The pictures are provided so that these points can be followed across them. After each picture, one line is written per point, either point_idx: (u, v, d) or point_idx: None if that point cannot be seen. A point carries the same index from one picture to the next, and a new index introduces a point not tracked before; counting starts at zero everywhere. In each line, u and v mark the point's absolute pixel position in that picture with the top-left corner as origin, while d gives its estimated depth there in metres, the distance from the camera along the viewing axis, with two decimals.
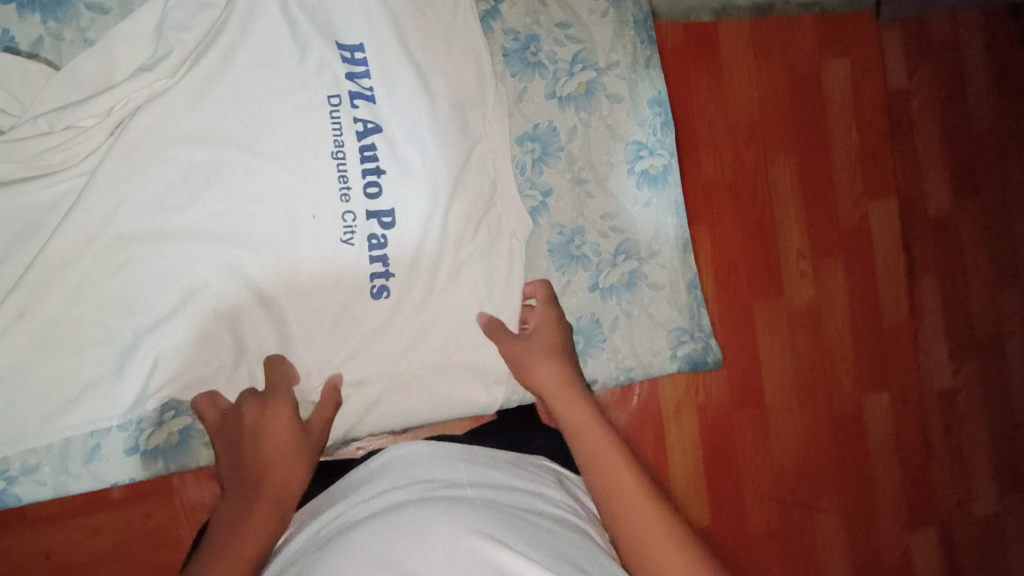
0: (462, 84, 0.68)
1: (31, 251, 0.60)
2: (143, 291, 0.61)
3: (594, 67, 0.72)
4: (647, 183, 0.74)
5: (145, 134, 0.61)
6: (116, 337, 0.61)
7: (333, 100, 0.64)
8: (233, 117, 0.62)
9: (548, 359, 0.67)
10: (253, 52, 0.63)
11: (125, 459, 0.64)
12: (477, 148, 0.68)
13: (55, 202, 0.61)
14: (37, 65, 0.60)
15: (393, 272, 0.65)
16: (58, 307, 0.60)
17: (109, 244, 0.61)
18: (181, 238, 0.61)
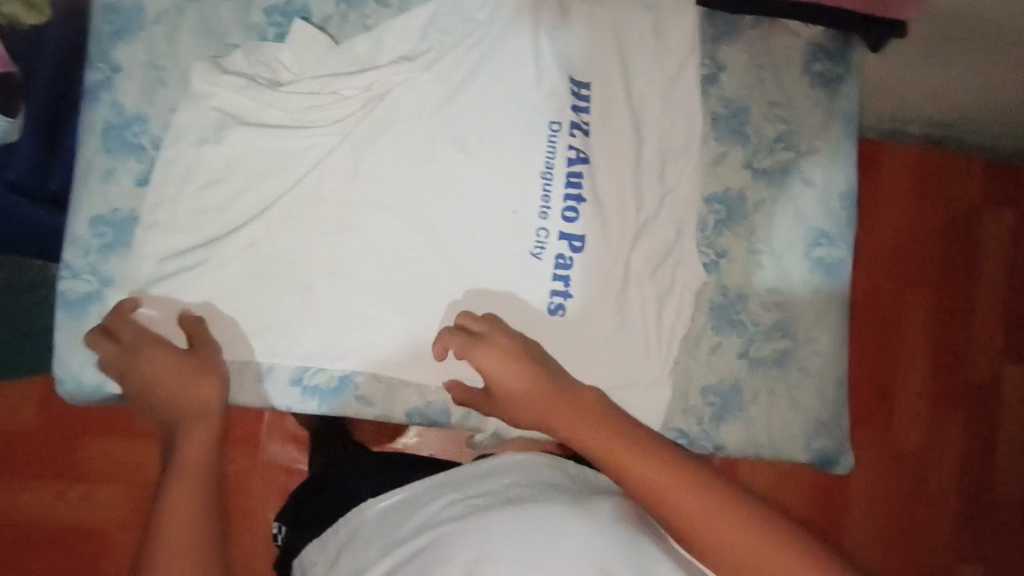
0: (671, 138, 0.73)
1: (273, 189, 0.69)
2: (351, 248, 0.69)
3: (795, 149, 0.74)
4: (820, 270, 0.75)
5: (391, 116, 0.69)
6: (315, 285, 0.68)
7: (553, 128, 0.71)
8: (467, 123, 0.70)
9: (507, 384, 0.62)
10: (498, 70, 0.70)
11: (289, 390, 0.69)
12: (670, 197, 0.73)
13: (302, 153, 0.69)
14: (322, 37, 0.69)
15: (572, 292, 0.71)
16: (280, 242, 0.68)
17: (336, 201, 0.69)
18: (400, 214, 0.69)
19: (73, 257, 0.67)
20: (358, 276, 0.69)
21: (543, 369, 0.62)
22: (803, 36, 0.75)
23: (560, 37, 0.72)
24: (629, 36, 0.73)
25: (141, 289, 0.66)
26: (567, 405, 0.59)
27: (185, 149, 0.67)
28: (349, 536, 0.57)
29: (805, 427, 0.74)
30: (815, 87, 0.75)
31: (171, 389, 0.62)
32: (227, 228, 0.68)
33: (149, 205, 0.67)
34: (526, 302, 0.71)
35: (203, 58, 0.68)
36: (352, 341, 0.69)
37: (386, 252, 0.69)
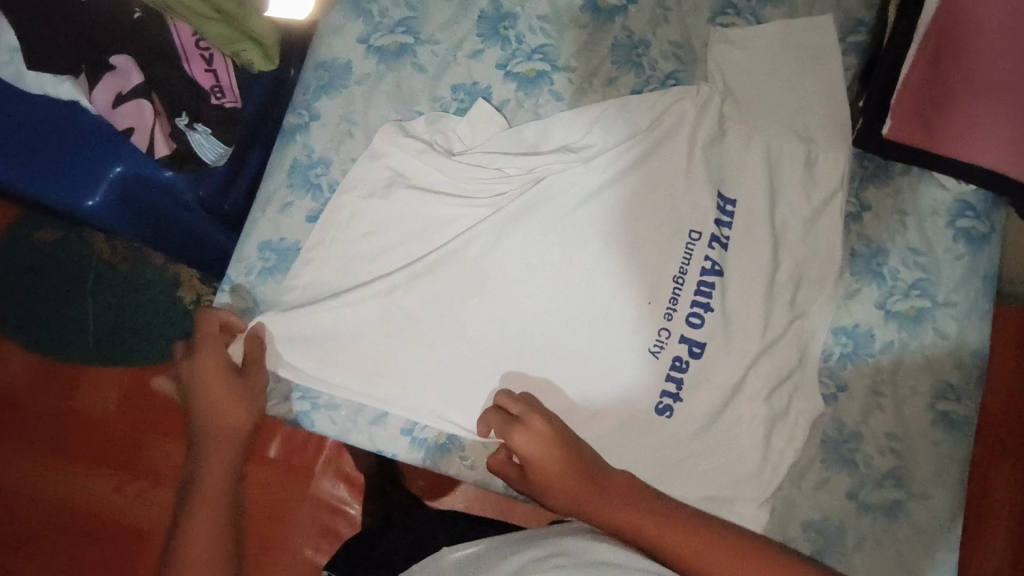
0: (807, 265, 0.74)
1: (424, 246, 0.73)
2: (482, 314, 0.72)
3: (931, 298, 0.74)
4: (945, 424, 0.72)
5: (546, 198, 0.73)
6: (441, 341, 0.71)
7: (694, 236, 0.73)
8: (615, 217, 0.74)
9: (540, 465, 0.63)
10: (652, 173, 0.74)
11: (397, 437, 0.71)
12: (796, 322, 0.73)
13: (458, 218, 0.73)
14: (498, 118, 0.75)
15: (682, 397, 0.71)
16: (416, 296, 0.71)
17: (478, 267, 0.72)
18: (534, 289, 0.73)
19: (237, 273, 0.72)
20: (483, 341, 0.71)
21: (563, 442, 0.64)
22: (950, 191, 0.76)
23: (714, 155, 0.76)
24: (781, 165, 0.76)
25: (281, 317, 0.69)
26: (599, 490, 0.62)
27: (355, 197, 0.72)
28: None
29: None
30: (957, 241, 0.75)
31: (210, 400, 0.66)
32: (371, 273, 0.72)
33: (311, 242, 0.71)
34: (639, 399, 0.71)
35: (389, 121, 0.74)
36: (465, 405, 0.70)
37: (514, 325, 0.72)
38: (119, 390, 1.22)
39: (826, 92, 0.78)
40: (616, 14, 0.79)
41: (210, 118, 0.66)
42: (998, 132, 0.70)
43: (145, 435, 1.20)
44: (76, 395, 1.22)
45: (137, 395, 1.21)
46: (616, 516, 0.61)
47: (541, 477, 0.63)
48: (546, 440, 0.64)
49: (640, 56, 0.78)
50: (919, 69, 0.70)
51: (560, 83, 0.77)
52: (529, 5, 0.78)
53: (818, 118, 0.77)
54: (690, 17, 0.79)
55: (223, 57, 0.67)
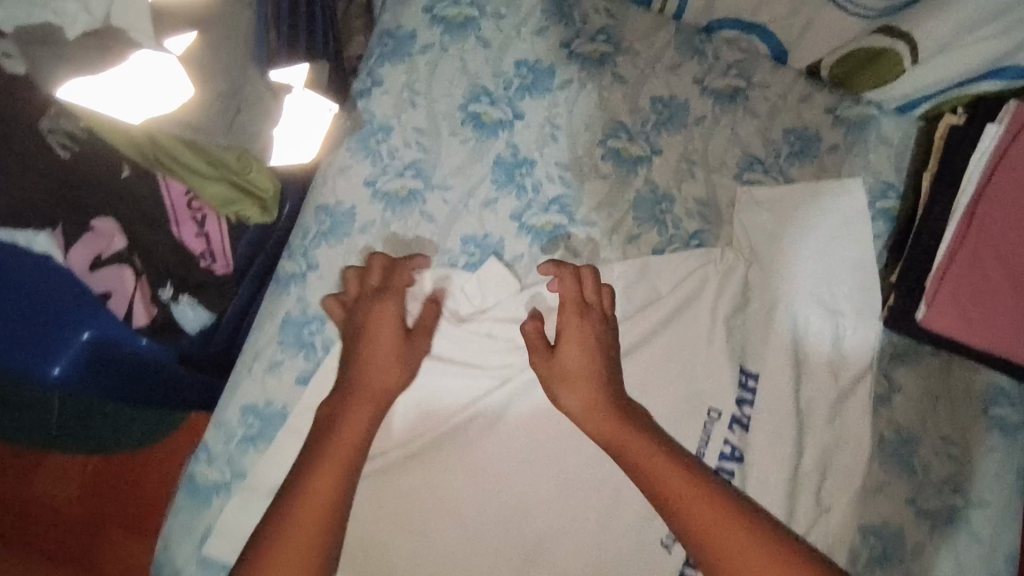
0: (835, 452, 0.70)
1: (423, 420, 0.68)
2: (477, 498, 0.66)
3: (965, 495, 0.69)
4: None
5: None
6: (435, 525, 0.65)
7: (714, 415, 0.69)
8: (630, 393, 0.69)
9: (569, 363, 0.62)
10: (672, 345, 0.71)
11: None
12: (821, 517, 0.68)
13: (462, 390, 0.68)
14: (510, 279, 0.69)
15: None
16: (409, 477, 0.66)
17: (481, 446, 0.67)
18: (539, 471, 0.67)
19: (215, 441, 0.66)
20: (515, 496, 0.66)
21: (608, 367, 0.63)
22: (983, 374, 0.72)
23: (739, 327, 0.72)
24: (806, 339, 0.73)
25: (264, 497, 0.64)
26: (623, 424, 0.59)
27: None
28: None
29: None
30: (991, 431, 0.71)
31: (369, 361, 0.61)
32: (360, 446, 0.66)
33: (298, 409, 0.65)
34: None
35: None
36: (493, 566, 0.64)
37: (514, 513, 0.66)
38: (78, 478, 1.02)
39: (855, 263, 0.74)
40: (639, 164, 0.75)
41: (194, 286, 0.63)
42: None
43: (104, 535, 1.00)
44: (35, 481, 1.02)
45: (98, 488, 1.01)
46: (630, 450, 0.58)
47: (565, 382, 0.62)
48: (597, 383, 0.62)
49: (663, 212, 0.74)
50: (963, 257, 0.67)
51: (577, 238, 0.72)
52: (548, 152, 0.74)
53: (847, 289, 0.74)
54: (716, 173, 0.76)
55: (216, 217, 0.60)
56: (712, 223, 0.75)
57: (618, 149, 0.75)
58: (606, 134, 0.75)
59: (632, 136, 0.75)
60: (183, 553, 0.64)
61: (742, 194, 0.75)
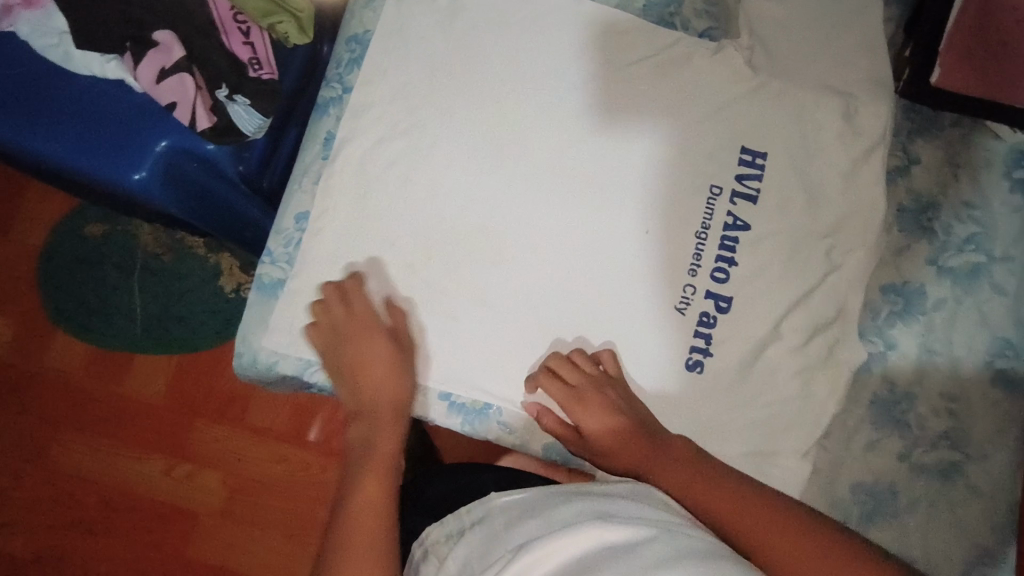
0: (850, 219, 0.73)
1: (431, 188, 0.75)
2: (503, 282, 0.74)
3: (987, 253, 0.71)
4: (1004, 382, 0.69)
5: (546, 133, 0.76)
6: (466, 308, 0.73)
7: (714, 192, 0.75)
8: (623, 160, 0.76)
9: (553, 424, 0.71)
10: (684, 136, 0.75)
11: (435, 403, 0.72)
12: (835, 278, 0.72)
13: (464, 160, 0.76)
14: (503, 65, 0.77)
15: (712, 351, 0.72)
16: (437, 266, 0.74)
17: (492, 203, 0.75)
18: (543, 212, 0.75)
19: (276, 245, 0.75)
20: (526, 108, 0.77)
21: (636, 418, 0.68)
22: (1007, 141, 0.73)
23: (745, 118, 0.75)
24: (816, 120, 0.75)
25: (320, 289, 0.73)
26: (657, 450, 0.65)
27: (371, 145, 0.76)
28: (488, 532, 0.56)
29: (962, 547, 0.67)
30: (1015, 193, 0.72)
31: (373, 385, 0.70)
32: (395, 245, 0.74)
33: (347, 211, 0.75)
34: (686, 368, 0.72)
35: (409, 80, 0.77)
36: (478, 169, 0.76)
37: (538, 292, 0.74)
38: (161, 377, 1.27)
39: (866, 46, 0.75)
40: None
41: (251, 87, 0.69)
42: None
43: (190, 419, 1.25)
44: (125, 381, 1.27)
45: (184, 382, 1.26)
46: (649, 468, 0.65)
47: (586, 420, 0.69)
48: (597, 381, 0.69)
49: (672, 15, 0.79)
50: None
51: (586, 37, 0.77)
52: None
53: (860, 70, 0.75)
54: None
55: (259, 30, 0.70)
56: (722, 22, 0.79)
57: None
58: None
59: None
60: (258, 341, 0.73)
61: None
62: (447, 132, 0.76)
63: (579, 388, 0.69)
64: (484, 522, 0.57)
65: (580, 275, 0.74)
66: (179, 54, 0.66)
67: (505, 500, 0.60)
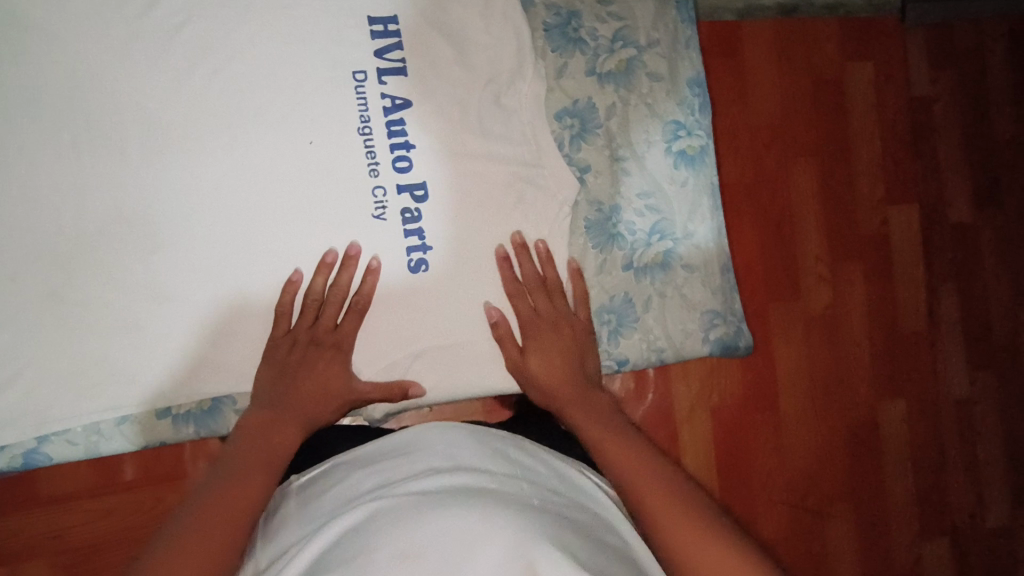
0: (502, 57, 0.69)
1: (33, 196, 0.61)
2: (169, 268, 0.62)
3: (635, 45, 0.72)
4: (683, 162, 0.74)
5: (135, 76, 0.62)
6: (141, 318, 0.62)
7: (357, 78, 0.66)
8: (239, 76, 0.64)
9: (316, 389, 0.62)
10: (300, 28, 0.65)
11: (158, 425, 0.64)
12: (514, 124, 0.70)
13: (54, 147, 0.61)
14: (45, 17, 0.61)
15: (430, 244, 0.68)
16: (84, 283, 0.61)
17: (110, 184, 0.62)
18: (174, 171, 0.63)
19: None
20: (102, 57, 0.62)
21: (577, 347, 0.68)
22: None
23: None
24: None
25: None
26: (584, 397, 0.64)
27: None
28: (279, 520, 0.49)
29: (697, 317, 0.74)
30: None
31: (303, 382, 0.62)
32: (18, 279, 0.60)
33: None
34: (410, 274, 0.68)
35: None
36: (76, 152, 0.61)
37: (214, 264, 0.63)
38: None
39: None
40: None
41: None
42: None
43: None
44: None
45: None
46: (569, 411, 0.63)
47: (529, 359, 0.67)
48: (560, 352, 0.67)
49: None
50: None
51: None
52: None
53: None
54: None
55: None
56: None
57: None
58: None
59: None
60: None
61: None
62: (18, 123, 0.61)
63: (541, 312, 0.68)
64: (292, 517, 0.49)
65: (256, 223, 0.64)
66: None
67: (300, 479, 0.55)
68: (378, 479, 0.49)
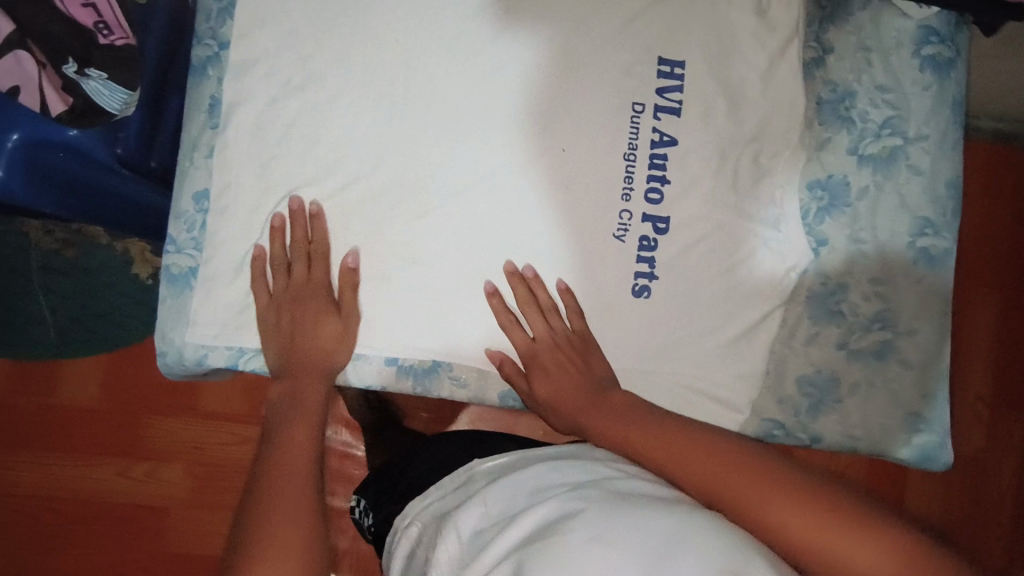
0: (772, 120, 0.72)
1: (337, 145, 0.68)
2: (431, 239, 0.69)
3: (903, 135, 0.73)
4: (925, 259, 0.72)
5: (450, 67, 0.69)
6: (394, 275, 0.68)
7: (635, 110, 0.71)
8: (538, 86, 0.70)
9: (315, 334, 0.65)
10: (599, 54, 0.71)
11: (382, 369, 0.69)
12: (766, 183, 0.72)
13: (361, 110, 0.68)
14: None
15: (656, 275, 0.71)
16: (358, 231, 0.68)
17: (401, 152, 0.69)
18: (459, 157, 0.69)
19: (178, 231, 0.67)
20: (427, 41, 0.69)
21: (584, 355, 0.67)
22: (914, 18, 0.73)
23: (659, 28, 0.71)
24: (729, 23, 0.72)
25: (228, 272, 0.66)
26: (592, 402, 0.64)
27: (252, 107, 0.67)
28: (468, 496, 0.55)
29: (900, 415, 0.72)
30: (924, 71, 0.73)
31: (309, 341, 0.65)
32: (307, 213, 0.67)
33: (243, 184, 0.67)
34: (632, 297, 0.71)
35: (290, 26, 0.67)
36: (382, 117, 0.68)
37: (467, 243, 0.69)
38: (96, 375, 1.10)
39: None
40: None
41: (102, 58, 0.63)
42: None
43: (136, 417, 1.10)
44: (57, 389, 1.10)
45: (128, 374, 1.10)
46: (591, 430, 0.62)
47: (541, 381, 0.67)
48: (576, 362, 0.67)
49: None
50: None
51: None
52: None
53: None
54: None
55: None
56: None
57: None
58: None
59: None
60: (178, 338, 0.66)
61: None
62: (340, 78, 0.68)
63: (538, 339, 0.68)
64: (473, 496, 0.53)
65: (517, 216, 0.70)
66: (10, 27, 0.58)
67: (486, 464, 0.60)
68: (568, 481, 0.51)
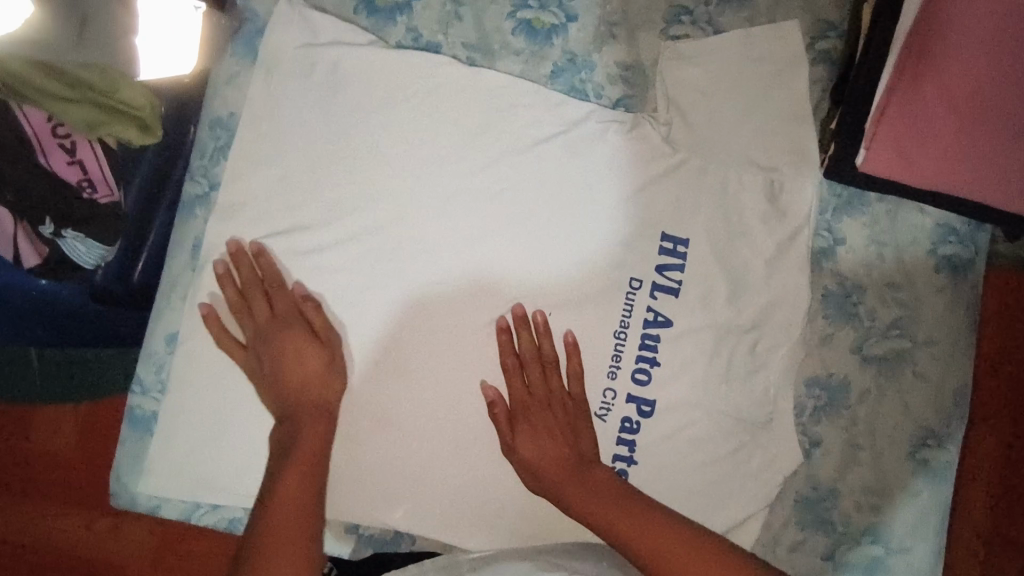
0: (775, 311, 0.69)
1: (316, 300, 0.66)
2: (404, 403, 0.66)
3: (911, 338, 0.69)
4: (925, 473, 0.68)
5: (444, 227, 0.67)
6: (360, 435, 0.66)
7: (632, 287, 0.68)
8: (534, 254, 0.68)
9: (300, 365, 0.61)
10: (600, 224, 0.68)
11: (341, 535, 0.68)
12: (762, 375, 0.68)
13: (346, 268, 0.66)
14: (395, 152, 0.67)
15: (637, 459, 0.68)
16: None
17: (378, 313, 0.66)
18: (441, 321, 0.67)
19: (146, 372, 0.65)
20: (423, 197, 0.67)
21: (570, 424, 0.63)
22: (930, 217, 0.70)
23: (665, 202, 0.69)
24: (738, 204, 0.69)
25: (194, 418, 0.64)
26: (578, 476, 0.61)
27: (235, 252, 0.65)
28: None
29: None
30: (939, 271, 0.70)
31: (275, 357, 0.62)
32: None
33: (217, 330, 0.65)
34: None
35: (283, 173, 0.66)
36: (368, 272, 0.66)
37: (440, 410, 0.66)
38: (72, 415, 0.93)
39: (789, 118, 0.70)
40: (554, 34, 0.69)
41: (80, 216, 0.63)
42: (975, 160, 0.62)
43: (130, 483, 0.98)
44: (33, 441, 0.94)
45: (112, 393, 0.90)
46: (585, 508, 0.60)
47: (526, 444, 0.63)
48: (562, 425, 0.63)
49: (583, 82, 0.69)
50: (902, 78, 0.62)
51: (485, 108, 0.68)
52: (453, 32, 0.68)
53: (786, 145, 0.70)
54: (640, 30, 0.69)
55: (87, 142, 0.62)
56: (639, 85, 0.70)
57: (530, 20, 0.68)
58: (515, 5, 0.68)
59: (543, 3, 0.68)
60: (138, 482, 0.64)
61: (666, 66, 0.69)
62: (331, 230, 0.66)
63: (534, 390, 0.65)
64: None
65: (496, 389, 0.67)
66: None
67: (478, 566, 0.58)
68: None
